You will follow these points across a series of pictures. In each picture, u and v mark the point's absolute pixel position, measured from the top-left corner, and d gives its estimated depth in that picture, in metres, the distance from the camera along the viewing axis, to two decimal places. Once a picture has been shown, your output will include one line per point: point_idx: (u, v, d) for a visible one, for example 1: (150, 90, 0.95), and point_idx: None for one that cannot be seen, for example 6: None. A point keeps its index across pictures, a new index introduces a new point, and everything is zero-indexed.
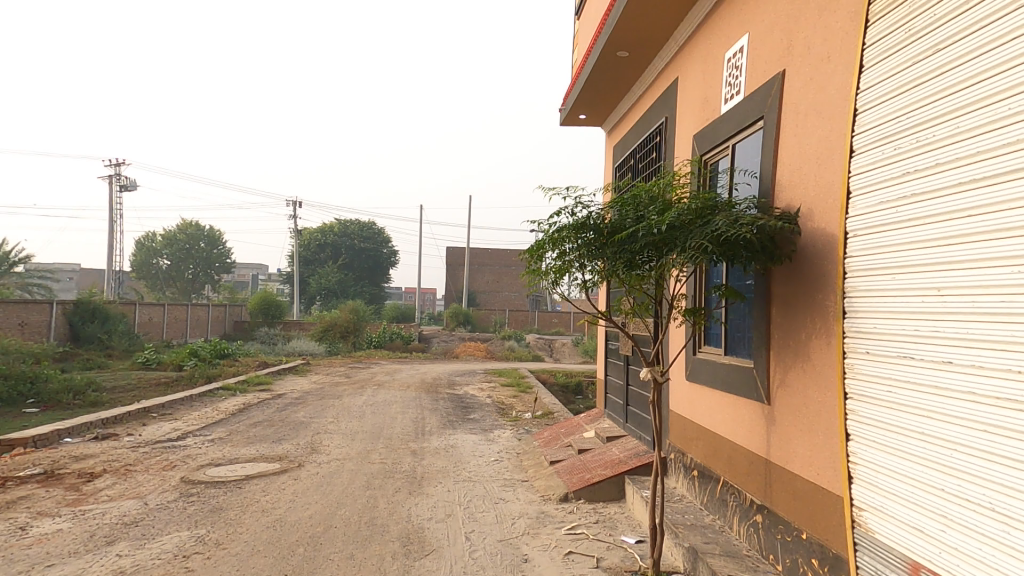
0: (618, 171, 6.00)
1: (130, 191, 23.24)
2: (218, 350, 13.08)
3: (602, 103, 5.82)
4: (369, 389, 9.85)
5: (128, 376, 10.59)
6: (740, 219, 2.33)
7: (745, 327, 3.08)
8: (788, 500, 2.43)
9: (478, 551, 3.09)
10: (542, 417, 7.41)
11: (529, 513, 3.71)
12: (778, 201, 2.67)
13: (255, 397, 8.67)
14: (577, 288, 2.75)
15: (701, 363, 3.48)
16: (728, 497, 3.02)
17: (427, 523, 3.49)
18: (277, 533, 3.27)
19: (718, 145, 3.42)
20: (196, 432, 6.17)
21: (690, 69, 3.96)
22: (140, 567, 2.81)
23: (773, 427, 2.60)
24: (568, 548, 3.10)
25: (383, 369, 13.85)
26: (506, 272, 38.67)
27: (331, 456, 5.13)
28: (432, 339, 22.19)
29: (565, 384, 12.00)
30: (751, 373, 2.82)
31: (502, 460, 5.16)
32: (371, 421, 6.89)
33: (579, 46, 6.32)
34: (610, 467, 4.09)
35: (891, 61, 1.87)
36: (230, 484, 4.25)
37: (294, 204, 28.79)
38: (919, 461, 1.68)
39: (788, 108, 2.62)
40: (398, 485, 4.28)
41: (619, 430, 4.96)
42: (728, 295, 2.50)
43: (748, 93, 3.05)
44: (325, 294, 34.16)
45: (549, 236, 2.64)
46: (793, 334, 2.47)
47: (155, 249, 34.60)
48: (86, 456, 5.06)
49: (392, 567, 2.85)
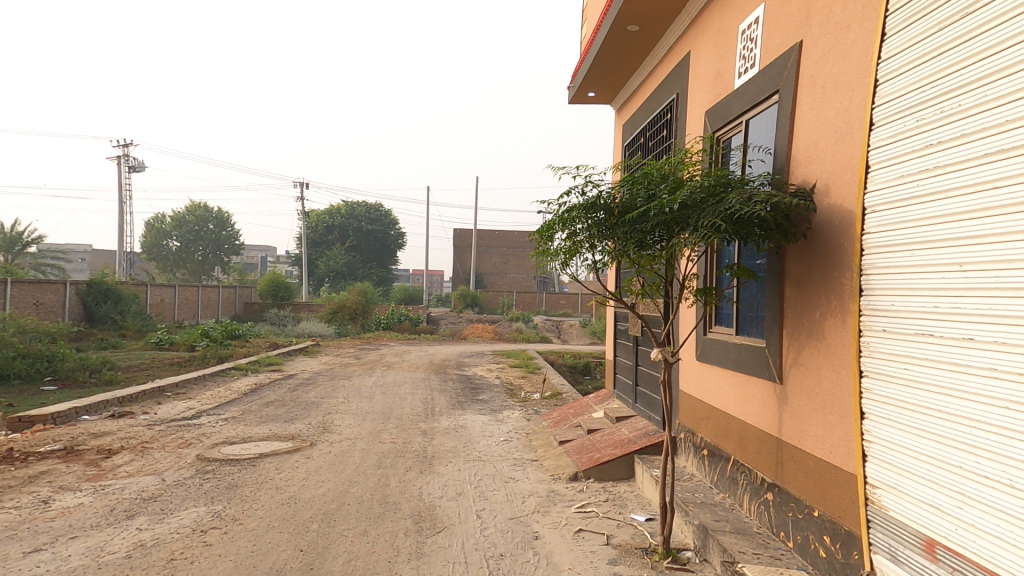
0: (628, 151, 5.93)
1: (140, 172, 23.37)
2: (229, 331, 13.24)
3: (612, 80, 5.72)
4: (379, 370, 9.97)
5: (142, 356, 10.76)
6: (755, 197, 2.30)
7: (756, 306, 3.07)
8: (799, 478, 2.44)
9: (488, 528, 3.14)
10: (551, 397, 7.48)
11: (539, 492, 3.76)
12: (793, 177, 2.63)
13: (266, 378, 8.81)
14: (587, 269, 2.73)
15: (713, 342, 3.47)
16: (739, 476, 3.04)
17: (439, 501, 3.55)
18: (292, 509, 3.35)
19: (733, 120, 3.35)
20: (210, 411, 6.27)
21: (703, 43, 3.87)
22: (160, 541, 2.89)
23: (785, 407, 2.60)
24: (578, 526, 3.14)
25: (393, 350, 13.99)
26: (514, 254, 38.73)
27: (342, 436, 5.21)
28: (441, 320, 22.36)
29: (573, 365, 12.10)
30: (763, 353, 2.81)
31: (511, 440, 5.22)
32: (382, 401, 6.98)
33: (587, 22, 6.21)
34: (619, 447, 4.12)
35: (915, 28, 1.81)
36: (245, 462, 4.34)
37: (302, 186, 28.76)
38: (936, 439, 1.68)
39: (805, 81, 2.56)
40: (409, 464, 4.36)
41: (628, 411, 4.99)
42: (741, 275, 2.46)
43: (763, 67, 2.98)
44: (334, 277, 34.36)
45: (558, 218, 2.61)
46: (806, 312, 2.45)
47: (163, 230, 34.75)
48: (104, 433, 5.17)
49: (404, 543, 2.91)
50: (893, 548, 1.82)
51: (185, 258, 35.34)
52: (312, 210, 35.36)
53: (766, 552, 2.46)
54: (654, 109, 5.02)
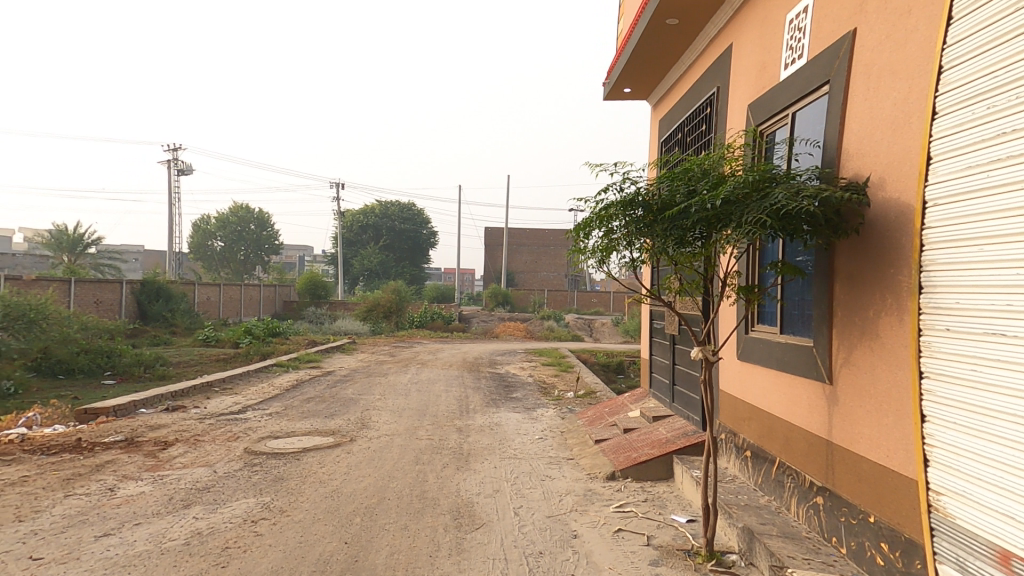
0: (665, 147, 5.84)
1: (187, 175, 24.30)
2: (270, 328, 13.65)
3: (649, 75, 5.65)
4: (414, 367, 10.12)
5: (191, 352, 11.20)
6: (803, 191, 2.23)
7: (803, 304, 2.98)
8: (852, 482, 2.36)
9: (527, 526, 3.15)
10: (585, 396, 7.45)
11: (576, 491, 3.75)
12: (844, 171, 2.54)
13: (307, 374, 9.05)
14: (624, 266, 2.70)
15: (755, 341, 3.39)
16: (785, 479, 2.96)
17: (477, 498, 3.58)
18: (335, 502, 3.43)
19: (779, 113, 3.27)
20: (255, 406, 6.48)
21: (746, 35, 3.78)
22: (215, 530, 3.01)
23: (835, 409, 2.52)
24: (617, 526, 3.12)
25: (426, 348, 14.18)
26: (545, 252, 38.67)
27: (381, 432, 5.31)
28: (472, 318, 22.53)
29: (606, 363, 12.02)
30: (811, 352, 2.73)
31: (546, 439, 5.22)
32: (417, 398, 7.08)
33: (624, 17, 6.15)
34: (656, 447, 4.08)
35: (984, 11, 1.72)
36: (290, 456, 4.47)
37: (337, 187, 29.40)
38: (1009, 444, 1.59)
39: (859, 70, 2.47)
40: (445, 460, 4.41)
41: (665, 410, 4.93)
42: (787, 272, 2.40)
43: (811, 58, 2.89)
44: (369, 276, 34.98)
45: (595, 216, 2.60)
46: (858, 310, 2.37)
47: (206, 230, 36.06)
48: (159, 425, 5.41)
49: (445, 538, 2.95)
50: (960, 558, 1.73)
51: (227, 258, 36.60)
52: (347, 209, 36.13)
53: (817, 558, 2.39)
54: (692, 103, 4.93)
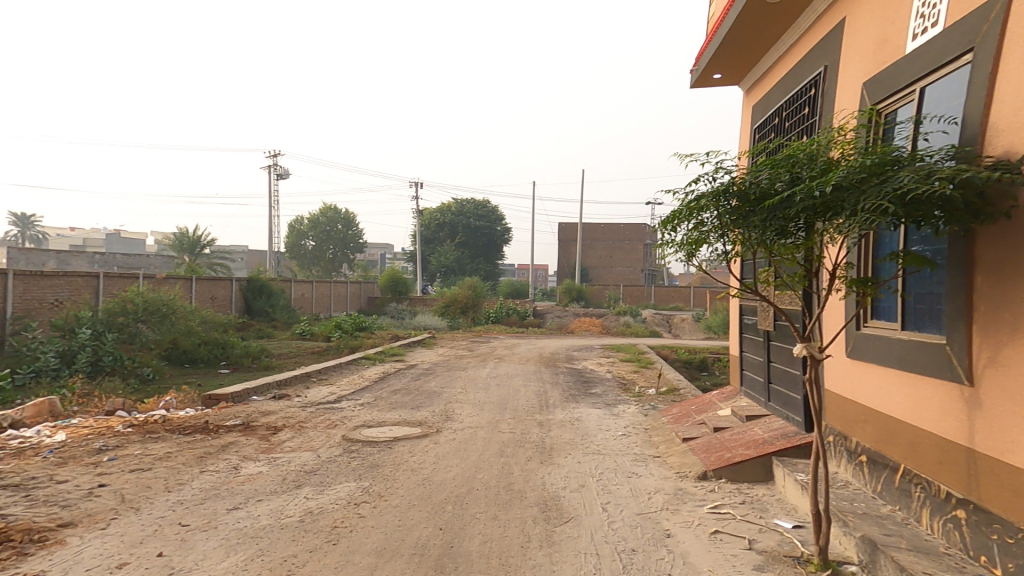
0: (759, 133, 5.54)
1: (285, 179, 26.33)
2: (357, 323, 14.49)
3: (742, 59, 5.38)
4: (491, 362, 10.33)
5: (290, 345, 12.15)
6: (934, 173, 2.02)
7: (930, 297, 2.72)
8: (1005, 497, 2.12)
9: (616, 522, 3.11)
10: (667, 393, 7.26)
11: (666, 489, 3.66)
12: (992, 148, 2.28)
13: (392, 367, 9.52)
14: (716, 259, 2.60)
15: (871, 338, 3.14)
16: (912, 488, 2.72)
17: (563, 492, 3.59)
18: (427, 490, 3.57)
19: (903, 89, 2.98)
20: (349, 396, 6.90)
21: (862, 7, 3.49)
22: (323, 510, 3.23)
23: (978, 413, 2.28)
24: (714, 527, 3.01)
25: (502, 343, 14.43)
26: (619, 247, 38.09)
27: (464, 424, 5.47)
28: (546, 313, 22.62)
29: (688, 360, 11.65)
30: (944, 350, 2.48)
31: (629, 435, 5.13)
32: (497, 392, 7.22)
33: (714, 1, 5.91)
34: (752, 448, 3.87)
35: None
36: (383, 444, 4.71)
37: (415, 186, 30.61)
38: None
39: (1014, 35, 2.21)
40: (529, 454, 4.46)
41: (759, 410, 4.68)
42: (911, 262, 2.19)
43: (946, 25, 2.62)
44: (445, 273, 36.01)
45: (684, 208, 2.51)
46: (1010, 304, 2.13)
47: (299, 230, 38.81)
48: (269, 412, 5.90)
49: (535, 530, 2.98)
50: None
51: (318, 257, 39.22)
52: (425, 208, 37.56)
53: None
54: (793, 85, 4.63)
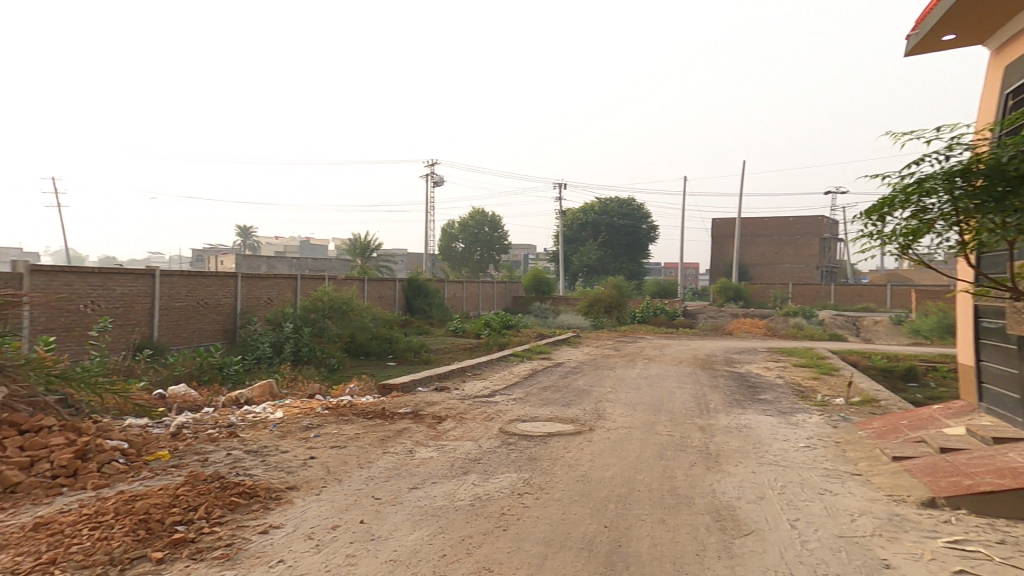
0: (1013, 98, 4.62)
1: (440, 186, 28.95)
2: (504, 322, 15.22)
3: (989, 7, 4.52)
4: (641, 362, 10.07)
5: (445, 341, 13.41)
6: None
7: None
8: None
9: (812, 542, 2.79)
10: (863, 403, 6.39)
11: (864, 512, 3.20)
12: None
13: (540, 364, 9.84)
14: (939, 245, 2.95)
15: None
16: None
17: (739, 502, 3.35)
18: (587, 486, 3.59)
19: None
20: (502, 390, 7.27)
21: None
22: (490, 497, 3.43)
23: None
24: (957, 566, 2.52)
25: (651, 344, 14.05)
26: (784, 242, 35.05)
27: (617, 424, 5.38)
28: (699, 313, 21.66)
29: (885, 368, 10.17)
30: None
31: (815, 448, 4.58)
32: (652, 393, 7.00)
33: None
34: (1007, 477, 3.19)
35: None
36: (538, 438, 4.84)
37: (562, 186, 31.82)
38: None
39: None
40: (693, 459, 4.23)
41: (1014, 433, 3.86)
42: None
43: None
44: (587, 272, 36.26)
45: (896, 190, 2.79)
46: None
47: (450, 235, 42.14)
48: (433, 402, 6.45)
49: (711, 540, 2.80)
50: None
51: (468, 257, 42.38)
52: (570, 209, 38.58)
53: None
54: None
